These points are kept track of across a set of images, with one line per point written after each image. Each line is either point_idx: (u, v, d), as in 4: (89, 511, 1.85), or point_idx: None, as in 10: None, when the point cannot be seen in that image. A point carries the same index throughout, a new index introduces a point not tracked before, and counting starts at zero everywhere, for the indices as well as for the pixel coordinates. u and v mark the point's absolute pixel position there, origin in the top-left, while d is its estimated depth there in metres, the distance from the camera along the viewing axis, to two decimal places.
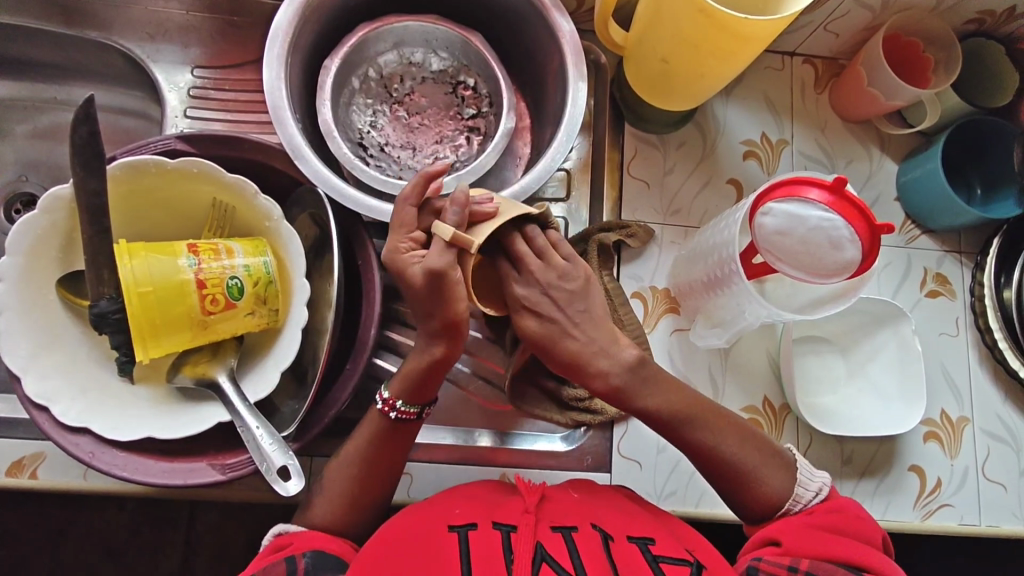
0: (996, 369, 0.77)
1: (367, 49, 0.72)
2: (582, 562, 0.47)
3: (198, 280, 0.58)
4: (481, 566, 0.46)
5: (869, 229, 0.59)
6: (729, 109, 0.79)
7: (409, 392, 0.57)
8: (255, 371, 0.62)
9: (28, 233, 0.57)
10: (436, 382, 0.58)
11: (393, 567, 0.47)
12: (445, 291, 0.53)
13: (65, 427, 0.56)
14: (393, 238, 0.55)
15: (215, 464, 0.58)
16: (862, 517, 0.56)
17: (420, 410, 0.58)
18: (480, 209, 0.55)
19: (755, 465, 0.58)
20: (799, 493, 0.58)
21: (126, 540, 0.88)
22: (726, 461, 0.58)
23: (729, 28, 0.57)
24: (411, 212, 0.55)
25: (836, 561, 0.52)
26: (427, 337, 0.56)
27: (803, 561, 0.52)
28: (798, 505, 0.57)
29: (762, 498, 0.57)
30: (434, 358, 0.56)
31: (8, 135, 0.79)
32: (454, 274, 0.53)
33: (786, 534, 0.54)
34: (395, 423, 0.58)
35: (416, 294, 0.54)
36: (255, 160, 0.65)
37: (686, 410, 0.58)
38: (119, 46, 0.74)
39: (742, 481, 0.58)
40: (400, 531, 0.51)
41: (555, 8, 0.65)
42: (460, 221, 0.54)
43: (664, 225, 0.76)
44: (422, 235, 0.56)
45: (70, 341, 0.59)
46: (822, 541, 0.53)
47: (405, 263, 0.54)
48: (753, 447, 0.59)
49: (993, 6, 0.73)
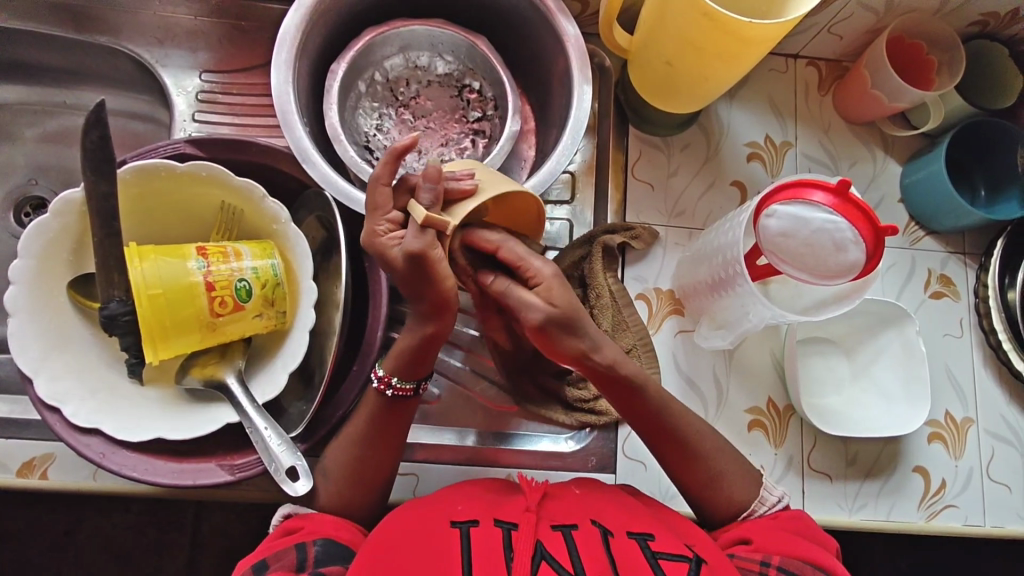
0: (1000, 370, 0.77)
1: (374, 53, 0.72)
2: (581, 562, 0.47)
3: (207, 282, 0.58)
4: (481, 562, 0.47)
5: (872, 232, 0.60)
6: (734, 111, 0.79)
7: (405, 367, 0.57)
8: (263, 372, 0.63)
9: (39, 236, 0.57)
10: (428, 358, 0.57)
11: (394, 563, 0.48)
12: (429, 272, 0.51)
13: (76, 428, 0.57)
14: (370, 221, 0.54)
15: (224, 465, 0.58)
16: (815, 528, 0.58)
17: (417, 386, 0.59)
18: (456, 186, 0.53)
19: (723, 470, 0.60)
20: (764, 496, 0.60)
21: (132, 541, 0.89)
22: (700, 462, 0.60)
23: (733, 31, 0.57)
24: (384, 191, 0.53)
25: (805, 559, 0.53)
26: (418, 316, 0.55)
27: (775, 555, 0.53)
28: (764, 506, 0.60)
29: (725, 501, 0.60)
30: (427, 334, 0.55)
31: (18, 140, 0.80)
32: (436, 253, 0.51)
33: (756, 533, 0.56)
34: (392, 401, 0.58)
35: (401, 275, 0.53)
36: (262, 163, 0.66)
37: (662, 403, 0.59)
38: (129, 50, 0.75)
39: (705, 484, 0.60)
40: (399, 525, 0.52)
41: (560, 12, 0.66)
42: (433, 199, 0.52)
43: (668, 226, 0.76)
44: (400, 216, 0.54)
45: (81, 342, 0.60)
46: (790, 541, 0.55)
47: (385, 246, 0.53)
48: (724, 452, 0.61)
49: (996, 9, 0.73)
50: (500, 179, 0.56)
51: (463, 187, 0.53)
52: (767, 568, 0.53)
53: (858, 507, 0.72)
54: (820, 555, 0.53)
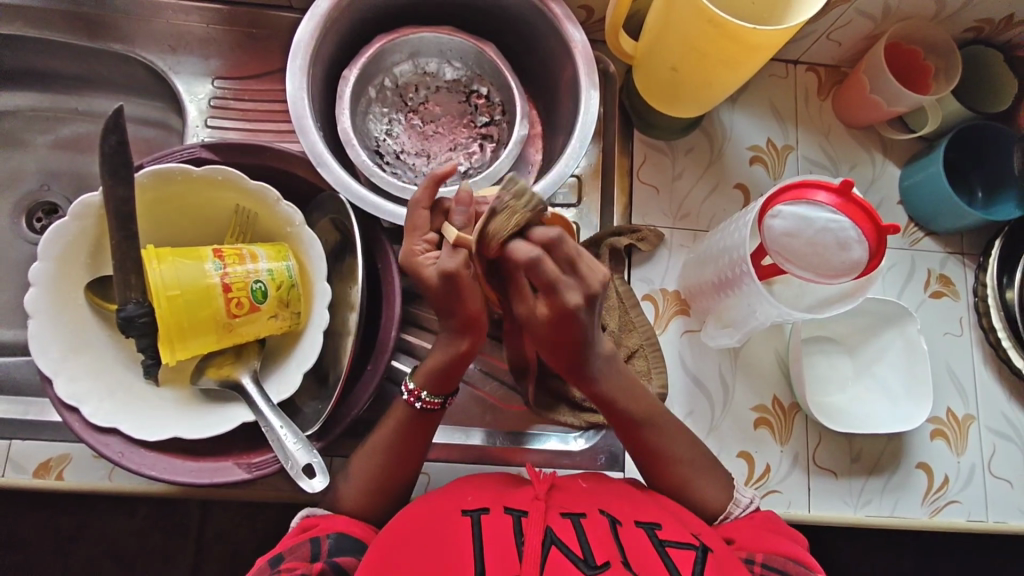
0: (1000, 368, 0.78)
1: (384, 60, 0.74)
2: (590, 546, 0.48)
3: (224, 283, 0.59)
4: (492, 548, 0.47)
5: (875, 231, 0.61)
6: (735, 115, 0.81)
7: (434, 382, 0.58)
8: (278, 372, 0.64)
9: (59, 238, 0.58)
10: (460, 373, 0.58)
11: (405, 555, 0.49)
12: (462, 289, 0.51)
13: (95, 428, 0.58)
14: (407, 242, 0.54)
15: (241, 463, 0.59)
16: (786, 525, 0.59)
17: (445, 400, 0.59)
18: (488, 209, 0.55)
19: (693, 472, 0.61)
20: (737, 498, 0.61)
21: (139, 547, 0.89)
22: (670, 467, 0.61)
23: (738, 38, 0.58)
24: (423, 214, 0.54)
25: (786, 554, 0.55)
26: (451, 333, 0.56)
27: (758, 553, 0.55)
28: (738, 509, 0.60)
29: (701, 505, 0.60)
30: (461, 351, 0.56)
31: (30, 146, 0.81)
32: (468, 272, 0.51)
33: (738, 532, 0.57)
34: (421, 413, 0.59)
35: (436, 295, 0.52)
36: (276, 167, 0.67)
37: (638, 412, 0.59)
38: (142, 58, 0.76)
39: (681, 483, 0.60)
40: (408, 520, 0.53)
41: (568, 20, 0.67)
42: (467, 220, 0.53)
43: (673, 229, 0.77)
44: (436, 236, 0.54)
45: (98, 344, 0.61)
46: (773, 538, 0.56)
47: (421, 264, 0.52)
48: (700, 458, 0.62)
49: (991, 15, 0.75)
50: None
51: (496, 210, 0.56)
52: (752, 566, 0.54)
53: (863, 503, 0.73)
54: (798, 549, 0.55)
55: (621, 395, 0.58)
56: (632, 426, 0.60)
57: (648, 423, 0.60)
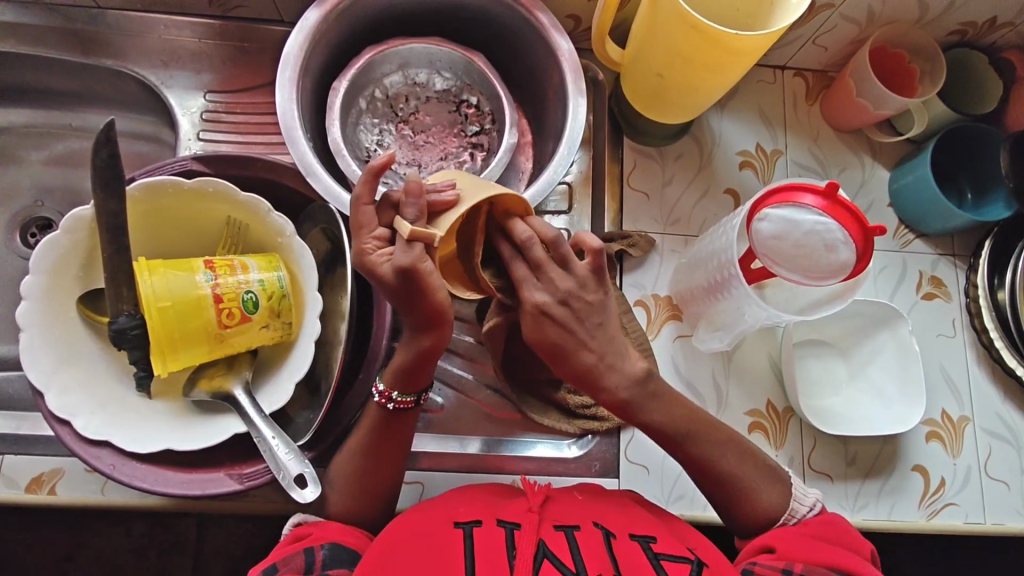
0: (994, 368, 0.78)
1: (374, 71, 0.74)
2: (583, 560, 0.48)
3: (215, 294, 0.59)
4: (485, 562, 0.47)
5: (862, 231, 0.60)
6: (724, 121, 0.81)
7: (400, 380, 0.58)
8: (270, 383, 0.63)
9: (50, 252, 0.59)
10: (427, 370, 0.58)
11: (396, 567, 0.49)
12: (419, 283, 0.50)
13: (86, 441, 0.58)
14: (357, 241, 0.53)
15: (233, 474, 0.59)
16: (848, 530, 0.58)
17: (417, 397, 0.59)
18: (439, 198, 0.53)
19: (750, 478, 0.60)
20: (795, 506, 0.60)
21: (133, 564, 0.88)
22: (727, 477, 0.60)
23: (720, 42, 0.59)
24: (367, 210, 0.53)
25: (828, 565, 0.53)
26: (414, 332, 0.56)
27: (798, 563, 0.53)
28: (795, 519, 0.60)
29: (755, 510, 0.59)
30: (424, 348, 0.56)
31: (24, 162, 0.81)
32: (425, 266, 0.50)
33: (779, 541, 0.56)
34: (393, 413, 0.59)
35: (392, 292, 0.52)
36: (266, 178, 0.67)
37: (680, 428, 0.59)
38: (134, 73, 0.77)
39: (737, 496, 0.60)
40: (400, 531, 0.53)
41: (554, 28, 0.68)
42: (419, 213, 0.51)
43: (664, 233, 0.78)
44: (387, 232, 0.53)
45: (90, 357, 0.61)
46: (817, 547, 0.54)
47: (375, 263, 0.51)
48: (754, 465, 0.61)
49: (975, 18, 0.76)
50: (484, 185, 0.55)
51: (445, 202, 0.53)
52: (790, 575, 0.52)
53: (860, 507, 0.73)
54: (843, 558, 0.53)
55: (653, 413, 0.58)
56: (676, 442, 0.59)
57: (694, 436, 0.59)
